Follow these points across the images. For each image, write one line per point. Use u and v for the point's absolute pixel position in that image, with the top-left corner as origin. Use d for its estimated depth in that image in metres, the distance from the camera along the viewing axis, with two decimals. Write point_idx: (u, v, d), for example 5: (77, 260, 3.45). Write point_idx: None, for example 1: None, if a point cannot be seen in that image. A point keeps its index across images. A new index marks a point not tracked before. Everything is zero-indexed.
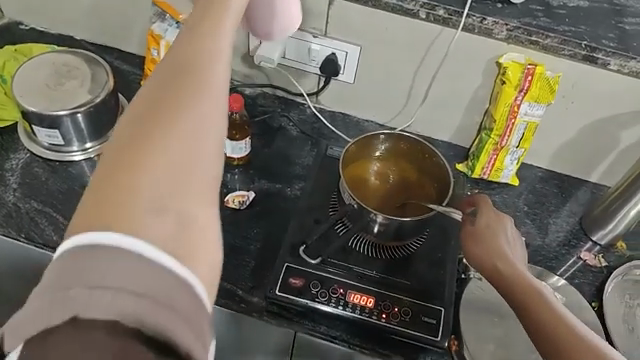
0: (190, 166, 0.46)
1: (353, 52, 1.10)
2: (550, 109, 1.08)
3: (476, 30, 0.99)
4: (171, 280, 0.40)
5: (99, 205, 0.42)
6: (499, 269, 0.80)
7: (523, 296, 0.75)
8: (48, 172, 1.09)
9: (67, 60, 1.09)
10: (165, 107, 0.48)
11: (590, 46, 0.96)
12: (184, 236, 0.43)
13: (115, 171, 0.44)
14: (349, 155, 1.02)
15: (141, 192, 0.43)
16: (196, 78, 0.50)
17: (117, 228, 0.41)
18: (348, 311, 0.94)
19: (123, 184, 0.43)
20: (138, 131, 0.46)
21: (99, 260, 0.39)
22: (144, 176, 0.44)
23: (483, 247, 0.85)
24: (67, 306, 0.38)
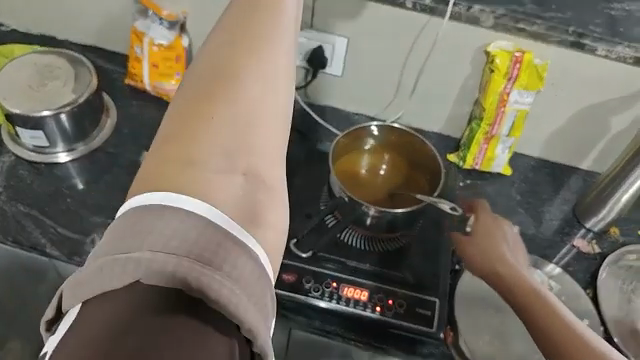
0: (240, 146, 0.54)
1: (340, 44, 1.09)
2: (540, 96, 1.08)
3: (463, 18, 0.98)
4: (223, 241, 0.44)
5: (161, 174, 0.49)
6: (495, 271, 0.84)
7: (520, 296, 0.79)
8: (33, 174, 1.06)
9: (50, 61, 1.07)
10: (222, 91, 0.57)
11: (577, 32, 0.95)
12: (240, 203, 0.50)
13: (177, 143, 0.52)
14: (340, 148, 1.00)
15: (199, 162, 0.51)
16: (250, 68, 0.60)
17: (182, 189, 0.48)
18: (342, 305, 0.93)
19: (181, 158, 0.51)
20: (197, 111, 0.55)
21: (158, 220, 0.43)
22: (203, 147, 0.52)
23: (480, 249, 0.88)
24: (124, 269, 0.40)
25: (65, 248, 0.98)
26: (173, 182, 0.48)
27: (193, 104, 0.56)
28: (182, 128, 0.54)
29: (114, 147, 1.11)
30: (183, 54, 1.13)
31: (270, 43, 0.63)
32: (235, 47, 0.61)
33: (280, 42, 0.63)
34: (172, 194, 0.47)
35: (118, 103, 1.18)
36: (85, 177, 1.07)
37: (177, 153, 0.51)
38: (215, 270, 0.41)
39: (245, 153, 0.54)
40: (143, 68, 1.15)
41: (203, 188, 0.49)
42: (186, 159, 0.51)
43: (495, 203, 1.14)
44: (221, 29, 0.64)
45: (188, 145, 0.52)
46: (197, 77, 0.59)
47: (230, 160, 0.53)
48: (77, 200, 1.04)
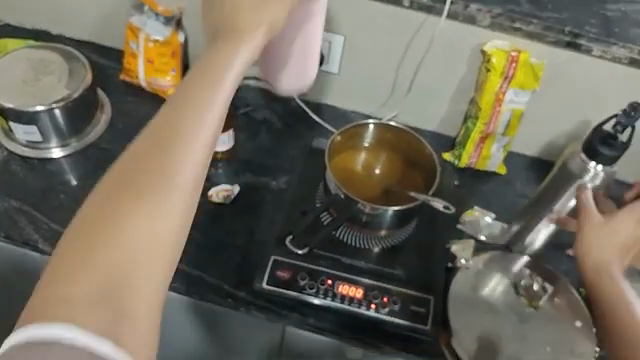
0: (132, 257, 0.46)
1: (337, 42, 1.09)
2: (536, 96, 1.08)
3: (461, 16, 0.99)
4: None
5: (44, 295, 0.43)
6: (603, 248, 0.80)
7: (610, 280, 0.79)
8: (27, 169, 1.05)
9: (43, 55, 1.06)
10: (134, 182, 0.49)
11: (573, 32, 0.97)
12: (119, 324, 0.43)
13: (68, 253, 0.45)
14: (336, 144, 1.00)
15: (77, 281, 0.44)
16: (175, 142, 0.51)
17: (53, 319, 0.41)
18: (337, 302, 0.94)
19: (60, 284, 0.43)
20: (99, 213, 0.47)
21: (32, 350, 0.40)
22: (90, 264, 0.45)
23: (599, 230, 0.81)
24: (59, 311, 0.42)
25: (59, 244, 0.97)
26: (48, 307, 0.42)
27: (125, 165, 0.50)
28: (107, 203, 0.48)
29: (109, 143, 1.11)
30: (179, 50, 1.12)
31: (205, 99, 0.53)
32: (163, 121, 0.51)
33: (219, 112, 0.53)
34: (48, 326, 0.41)
35: (113, 98, 1.17)
36: (78, 172, 1.06)
37: (92, 239, 0.46)
38: (130, 325, 0.44)
39: (129, 288, 0.46)
40: (138, 63, 1.14)
41: (76, 315, 0.42)
42: (61, 291, 0.43)
43: (490, 203, 1.14)
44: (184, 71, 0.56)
45: (108, 227, 0.47)
46: (117, 163, 0.50)
47: (111, 285, 0.45)
48: (70, 196, 1.03)
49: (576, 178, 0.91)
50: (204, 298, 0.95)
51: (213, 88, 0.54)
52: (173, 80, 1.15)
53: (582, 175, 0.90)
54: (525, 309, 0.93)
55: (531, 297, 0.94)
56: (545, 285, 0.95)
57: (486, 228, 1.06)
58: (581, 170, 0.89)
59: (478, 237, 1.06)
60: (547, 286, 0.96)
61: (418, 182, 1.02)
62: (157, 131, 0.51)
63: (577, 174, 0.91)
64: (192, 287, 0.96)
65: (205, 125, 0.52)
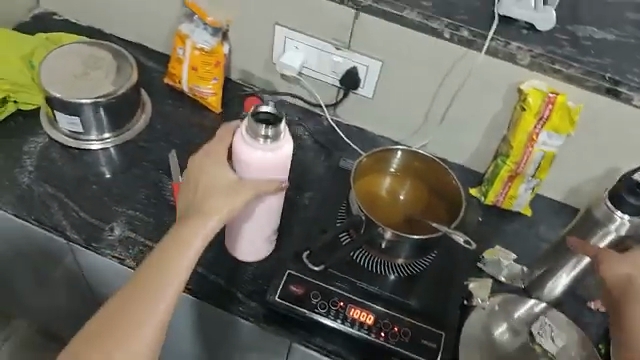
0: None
1: (375, 67, 1.11)
2: (570, 140, 1.07)
3: (500, 53, 0.99)
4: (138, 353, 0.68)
5: None
6: (630, 270, 0.81)
7: (636, 293, 0.79)
8: (65, 158, 1.10)
9: (95, 52, 1.12)
10: (125, 319, 0.70)
11: (614, 79, 0.95)
12: None
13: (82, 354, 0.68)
14: (363, 166, 1.00)
15: None
16: (146, 296, 0.71)
17: None
18: (347, 325, 0.92)
19: None
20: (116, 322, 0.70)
21: None
22: None
23: (628, 256, 0.83)
24: None
25: (85, 233, 1.00)
26: None
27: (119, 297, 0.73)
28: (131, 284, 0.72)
29: (145, 142, 1.15)
30: (223, 60, 1.16)
31: (169, 275, 0.72)
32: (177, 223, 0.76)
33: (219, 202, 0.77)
34: None
35: (154, 100, 1.22)
36: (113, 166, 1.10)
37: (106, 332, 0.69)
38: None
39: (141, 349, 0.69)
40: (183, 69, 1.18)
41: None
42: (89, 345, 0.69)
43: (512, 243, 1.12)
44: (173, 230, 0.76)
45: (126, 317, 0.70)
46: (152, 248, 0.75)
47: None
48: (102, 188, 1.07)
49: (602, 227, 0.89)
50: (216, 303, 0.96)
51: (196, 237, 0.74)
52: (213, 88, 1.19)
53: (607, 223, 0.88)
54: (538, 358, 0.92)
55: (546, 346, 0.93)
56: (559, 335, 0.94)
57: (505, 269, 1.05)
58: (605, 217, 0.87)
59: (497, 278, 1.05)
60: (561, 336, 0.94)
61: (441, 213, 1.01)
62: (150, 280, 0.72)
63: (603, 222, 0.88)
64: (207, 290, 0.97)
65: (174, 280, 0.72)
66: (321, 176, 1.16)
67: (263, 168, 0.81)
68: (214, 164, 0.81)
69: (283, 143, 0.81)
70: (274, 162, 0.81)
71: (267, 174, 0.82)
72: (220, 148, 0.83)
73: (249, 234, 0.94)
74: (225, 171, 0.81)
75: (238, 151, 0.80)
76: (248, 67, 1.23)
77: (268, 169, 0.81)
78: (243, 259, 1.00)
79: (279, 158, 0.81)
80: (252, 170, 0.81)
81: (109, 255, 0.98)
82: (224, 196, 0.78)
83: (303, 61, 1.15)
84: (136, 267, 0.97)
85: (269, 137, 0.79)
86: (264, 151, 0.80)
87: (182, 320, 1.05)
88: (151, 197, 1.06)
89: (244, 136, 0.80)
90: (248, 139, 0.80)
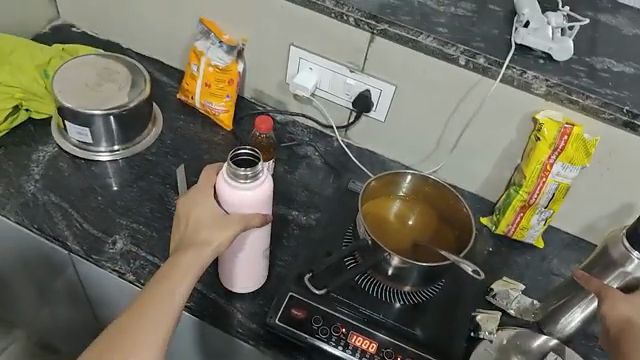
0: None
1: (388, 91, 1.10)
2: (585, 172, 1.04)
3: (515, 82, 0.98)
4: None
5: None
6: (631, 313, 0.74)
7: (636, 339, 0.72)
8: (72, 168, 1.09)
9: (109, 64, 1.12)
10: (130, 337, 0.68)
11: (632, 112, 0.93)
12: None
13: None
14: (372, 189, 0.99)
15: None
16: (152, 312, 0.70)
17: None
18: (348, 353, 0.90)
19: None
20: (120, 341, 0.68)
21: None
22: None
23: (631, 298, 0.77)
24: None
25: (86, 244, 0.99)
26: None
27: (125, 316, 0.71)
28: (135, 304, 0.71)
29: (153, 155, 1.14)
30: (236, 78, 1.15)
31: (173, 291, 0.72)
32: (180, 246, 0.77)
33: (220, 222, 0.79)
34: None
35: (166, 114, 1.22)
36: (120, 178, 1.09)
37: (111, 352, 0.67)
38: None
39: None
40: (196, 85, 1.18)
41: None
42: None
43: (522, 275, 1.09)
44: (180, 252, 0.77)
45: (133, 334, 0.68)
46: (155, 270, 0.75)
47: None
48: (107, 199, 1.06)
49: (616, 264, 0.86)
50: (215, 322, 0.93)
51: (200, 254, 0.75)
52: (226, 106, 1.18)
53: (624, 264, 0.85)
54: None
55: None
56: None
57: (515, 302, 1.02)
58: (622, 258, 0.85)
59: (507, 310, 1.02)
60: None
61: (450, 240, 0.98)
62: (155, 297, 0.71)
63: (618, 258, 0.85)
64: (206, 308, 0.95)
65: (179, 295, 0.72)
66: (329, 198, 1.14)
67: (246, 204, 0.81)
68: (199, 200, 0.81)
69: (263, 179, 0.82)
70: (258, 197, 0.81)
71: (252, 210, 0.82)
72: (202, 187, 0.82)
73: (242, 268, 0.92)
74: (210, 205, 0.80)
75: (220, 191, 0.81)
76: (261, 86, 1.23)
77: (251, 204, 0.81)
78: (244, 291, 0.96)
79: (261, 192, 0.81)
80: (236, 208, 0.81)
81: (110, 268, 0.96)
82: (215, 227, 0.78)
83: (316, 82, 1.14)
84: (137, 282, 0.95)
85: (249, 176, 0.79)
86: (246, 189, 0.80)
87: (181, 338, 1.02)
88: (156, 211, 1.05)
89: (225, 176, 0.80)
90: (229, 179, 0.80)
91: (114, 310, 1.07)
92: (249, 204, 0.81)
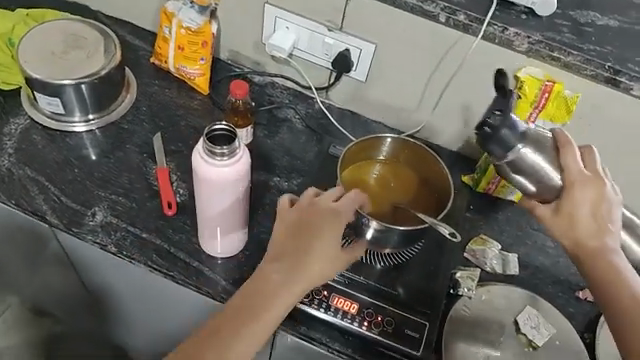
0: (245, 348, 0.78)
1: (367, 50, 1.07)
2: (567, 129, 1.03)
3: (497, 39, 0.96)
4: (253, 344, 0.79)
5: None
6: (581, 235, 0.74)
7: (596, 262, 0.73)
8: (46, 140, 1.07)
9: (76, 30, 1.08)
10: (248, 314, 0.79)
11: (614, 68, 0.92)
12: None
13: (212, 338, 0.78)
14: (351, 154, 0.98)
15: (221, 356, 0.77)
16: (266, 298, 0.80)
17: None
18: (330, 315, 0.91)
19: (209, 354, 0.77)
20: (243, 317, 0.79)
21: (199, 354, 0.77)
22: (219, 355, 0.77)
23: (569, 213, 0.75)
24: None
25: (65, 218, 0.98)
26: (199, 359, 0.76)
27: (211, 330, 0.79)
28: (258, 287, 0.80)
29: (129, 123, 1.12)
30: (210, 40, 1.11)
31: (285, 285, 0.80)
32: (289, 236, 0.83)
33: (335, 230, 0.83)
34: None
35: (140, 80, 1.18)
36: (97, 148, 1.08)
37: (236, 324, 0.78)
38: None
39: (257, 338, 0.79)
40: (169, 49, 1.14)
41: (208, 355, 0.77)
42: (219, 331, 0.78)
43: (503, 232, 1.09)
44: (270, 275, 0.81)
45: (251, 312, 0.79)
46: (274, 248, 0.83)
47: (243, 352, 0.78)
48: (84, 171, 1.04)
49: None
50: (200, 289, 0.94)
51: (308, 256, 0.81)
52: (201, 69, 1.15)
53: None
54: (524, 349, 0.92)
55: (532, 337, 0.92)
56: (545, 325, 0.93)
57: (494, 260, 1.03)
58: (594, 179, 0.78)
59: (484, 268, 1.02)
60: (548, 326, 0.94)
61: (429, 203, 0.98)
62: (272, 285, 0.80)
63: None
64: (189, 277, 0.95)
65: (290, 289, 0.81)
66: (310, 162, 1.13)
67: (223, 180, 0.82)
68: (325, 214, 0.82)
69: (240, 155, 0.82)
70: (234, 173, 0.82)
71: (230, 185, 0.83)
72: (319, 205, 0.83)
73: (224, 236, 0.93)
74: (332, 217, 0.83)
75: (199, 169, 0.82)
76: (238, 47, 1.19)
77: (226, 181, 0.82)
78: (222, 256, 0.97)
79: (237, 169, 0.82)
80: (216, 184, 0.83)
81: (91, 240, 0.96)
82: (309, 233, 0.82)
83: (294, 42, 1.11)
84: (119, 253, 0.96)
85: (225, 153, 0.80)
86: (223, 165, 0.81)
87: (167, 305, 1.03)
88: (134, 182, 1.04)
89: (203, 154, 0.81)
90: (207, 158, 0.81)
91: (99, 280, 1.08)
92: (225, 181, 0.82)
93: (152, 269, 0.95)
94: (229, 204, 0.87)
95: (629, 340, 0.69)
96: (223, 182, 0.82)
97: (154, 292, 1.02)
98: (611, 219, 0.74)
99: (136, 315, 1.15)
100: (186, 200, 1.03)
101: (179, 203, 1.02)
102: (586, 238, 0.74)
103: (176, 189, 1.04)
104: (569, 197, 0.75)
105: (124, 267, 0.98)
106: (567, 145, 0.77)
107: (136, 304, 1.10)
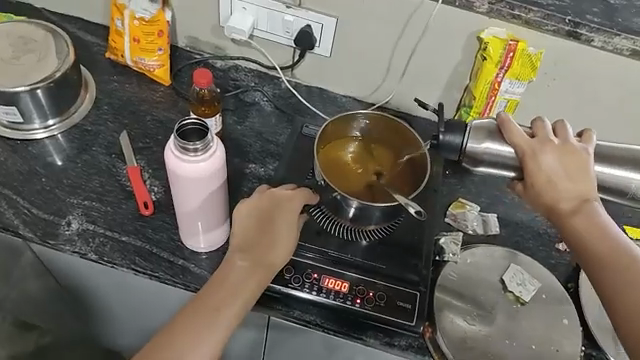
0: (210, 329, 0.76)
1: (329, 24, 1.05)
2: (534, 85, 1.05)
3: (457, 2, 0.95)
4: (220, 325, 0.77)
5: (155, 349, 0.74)
6: (552, 201, 0.79)
7: (570, 221, 0.77)
8: (8, 152, 1.03)
9: (24, 33, 1.03)
10: (215, 297, 0.79)
11: (574, 21, 0.92)
12: None
13: (180, 322, 0.76)
14: (330, 129, 0.98)
15: (189, 338, 0.75)
16: (232, 281, 0.80)
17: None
18: (322, 296, 0.92)
19: (176, 339, 0.75)
20: (209, 300, 0.78)
21: (166, 341, 0.75)
22: (187, 338, 0.75)
23: (537, 179, 0.79)
24: None
25: (39, 230, 0.95)
26: (168, 347, 0.74)
27: (179, 324, 0.76)
28: (225, 272, 0.81)
29: (93, 124, 1.08)
30: (166, 29, 1.07)
31: (249, 267, 0.82)
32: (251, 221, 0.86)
33: (293, 216, 0.87)
34: None
35: (98, 78, 1.14)
36: (62, 154, 1.04)
37: (203, 308, 0.77)
38: None
39: (225, 318, 0.77)
40: (124, 42, 1.10)
41: (177, 341, 0.75)
42: (187, 314, 0.77)
43: (480, 193, 1.11)
44: (234, 265, 0.82)
45: (219, 295, 0.79)
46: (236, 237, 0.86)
47: (210, 335, 0.76)
48: (52, 179, 1.01)
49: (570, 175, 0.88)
50: (188, 286, 0.93)
51: (271, 242, 0.84)
52: (160, 60, 1.11)
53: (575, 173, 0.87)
54: (513, 306, 0.95)
55: (519, 293, 0.95)
56: (530, 280, 0.97)
57: (474, 221, 1.05)
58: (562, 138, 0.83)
59: (466, 230, 1.04)
60: (533, 281, 0.97)
61: (407, 181, 0.97)
62: (238, 270, 0.82)
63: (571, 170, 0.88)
64: (176, 274, 0.94)
65: (256, 272, 0.82)
66: (284, 144, 1.12)
67: (198, 175, 0.81)
68: (283, 200, 0.88)
69: (214, 148, 0.81)
70: (210, 168, 0.81)
71: (206, 180, 0.82)
72: (280, 194, 0.88)
73: (206, 231, 0.92)
74: (290, 203, 0.88)
75: (172, 166, 0.80)
76: (196, 33, 1.16)
77: (201, 176, 0.81)
78: (202, 252, 0.96)
79: (213, 162, 0.81)
80: (191, 179, 0.81)
81: (70, 250, 0.94)
82: (270, 221, 0.86)
83: (253, 23, 1.08)
84: (100, 260, 0.94)
85: (198, 148, 0.78)
86: (197, 161, 0.80)
87: (156, 304, 1.03)
88: (106, 185, 1.01)
89: (175, 151, 0.80)
90: (180, 154, 0.79)
91: (83, 288, 1.06)
92: (200, 176, 0.81)
93: (137, 272, 0.94)
94: (207, 199, 0.86)
95: (613, 301, 0.71)
96: (199, 177, 0.81)
97: (141, 293, 1.00)
98: (576, 174, 0.79)
99: (124, 316, 1.14)
100: (161, 197, 1.01)
101: (155, 201, 1.00)
102: (558, 201, 0.78)
103: (150, 188, 1.01)
104: (526, 170, 0.80)
105: (108, 272, 0.96)
106: (507, 123, 0.83)
107: (123, 306, 1.09)
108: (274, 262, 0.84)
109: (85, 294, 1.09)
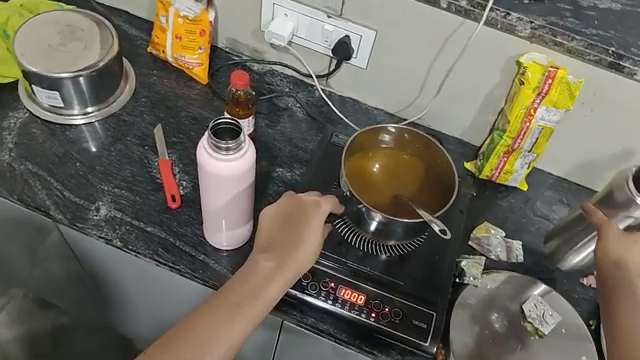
0: (230, 324, 0.76)
1: (368, 37, 1.06)
2: (569, 115, 1.03)
3: (499, 24, 0.94)
4: (242, 320, 0.77)
5: (174, 338, 0.75)
6: None
7: None
8: (46, 134, 1.06)
9: (73, 21, 1.07)
10: (238, 293, 0.79)
11: (618, 53, 0.91)
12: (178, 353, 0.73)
13: (200, 315, 0.77)
14: (358, 141, 0.98)
15: (209, 329, 0.75)
16: (256, 279, 0.81)
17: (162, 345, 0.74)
18: (338, 306, 0.92)
19: (196, 330, 0.75)
20: (232, 296, 0.79)
21: (186, 330, 0.75)
22: (206, 329, 0.75)
23: None
24: None
25: (69, 212, 0.98)
26: (187, 335, 0.75)
27: (200, 315, 0.77)
28: (249, 270, 0.82)
29: (129, 115, 1.11)
30: (208, 29, 1.10)
31: (274, 267, 0.83)
32: (276, 224, 0.87)
33: (320, 221, 0.87)
34: None
35: (138, 71, 1.17)
36: (97, 141, 1.07)
37: (225, 303, 0.78)
38: None
39: (246, 315, 0.78)
40: (167, 38, 1.13)
41: (195, 330, 0.75)
42: (208, 306, 0.78)
43: (506, 219, 1.09)
44: (259, 265, 0.83)
45: (241, 292, 0.79)
46: (262, 238, 0.87)
47: (229, 329, 0.76)
48: (86, 165, 1.04)
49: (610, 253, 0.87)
50: (206, 282, 0.95)
51: (297, 245, 0.85)
52: (199, 58, 1.13)
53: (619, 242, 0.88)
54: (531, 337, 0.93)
55: (538, 326, 0.93)
56: (551, 313, 0.94)
57: (498, 248, 1.04)
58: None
59: (488, 256, 1.03)
60: (554, 315, 0.94)
61: (433, 200, 0.97)
62: (263, 269, 0.82)
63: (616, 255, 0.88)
64: (196, 269, 0.95)
65: (281, 272, 0.83)
66: (313, 151, 1.13)
67: (228, 174, 0.82)
68: (310, 204, 0.88)
69: (246, 149, 0.82)
70: (240, 167, 0.82)
71: (235, 179, 0.83)
72: (307, 199, 0.89)
73: (229, 228, 0.93)
74: (317, 208, 0.88)
75: (204, 162, 0.82)
76: (236, 35, 1.18)
77: (230, 175, 0.82)
78: (223, 249, 0.97)
79: (244, 162, 0.82)
80: (221, 178, 0.82)
81: (96, 235, 0.96)
82: (296, 224, 0.87)
83: (293, 29, 1.09)
84: (124, 247, 0.96)
85: (230, 148, 0.80)
86: (229, 159, 0.81)
87: (174, 297, 1.04)
88: (137, 175, 1.03)
89: (207, 148, 0.81)
90: (212, 152, 0.81)
91: (105, 274, 1.08)
92: (229, 174, 0.82)
93: (159, 263, 0.95)
94: (234, 197, 0.87)
95: None
96: (228, 176, 0.82)
97: (161, 284, 1.02)
98: None
99: (141, 306, 1.16)
100: (189, 192, 1.03)
101: (182, 196, 1.02)
102: None
103: (179, 182, 1.03)
104: None
105: (130, 260, 0.98)
106: None
107: (141, 295, 1.11)
108: (299, 264, 0.84)
109: (105, 280, 1.11)
